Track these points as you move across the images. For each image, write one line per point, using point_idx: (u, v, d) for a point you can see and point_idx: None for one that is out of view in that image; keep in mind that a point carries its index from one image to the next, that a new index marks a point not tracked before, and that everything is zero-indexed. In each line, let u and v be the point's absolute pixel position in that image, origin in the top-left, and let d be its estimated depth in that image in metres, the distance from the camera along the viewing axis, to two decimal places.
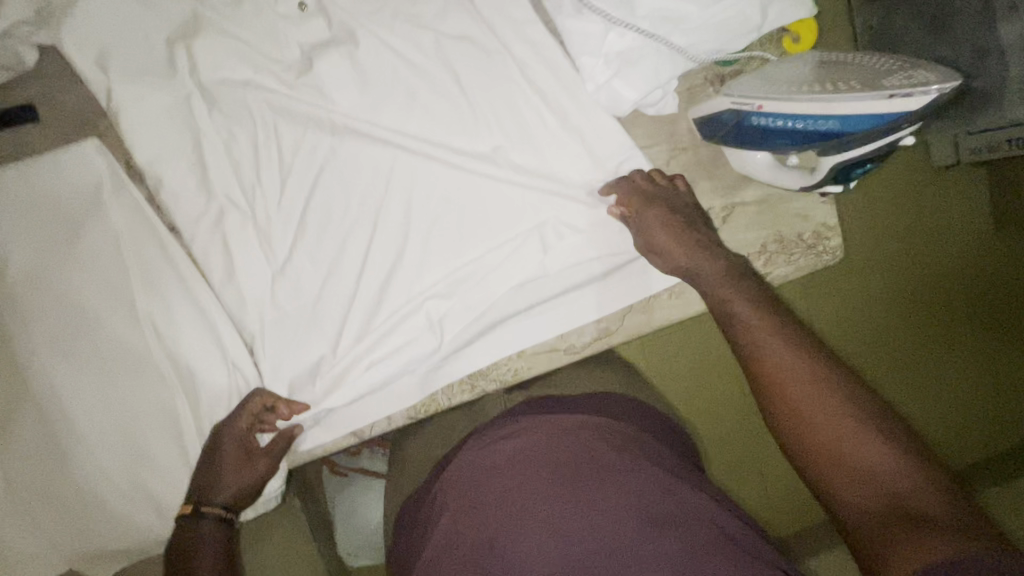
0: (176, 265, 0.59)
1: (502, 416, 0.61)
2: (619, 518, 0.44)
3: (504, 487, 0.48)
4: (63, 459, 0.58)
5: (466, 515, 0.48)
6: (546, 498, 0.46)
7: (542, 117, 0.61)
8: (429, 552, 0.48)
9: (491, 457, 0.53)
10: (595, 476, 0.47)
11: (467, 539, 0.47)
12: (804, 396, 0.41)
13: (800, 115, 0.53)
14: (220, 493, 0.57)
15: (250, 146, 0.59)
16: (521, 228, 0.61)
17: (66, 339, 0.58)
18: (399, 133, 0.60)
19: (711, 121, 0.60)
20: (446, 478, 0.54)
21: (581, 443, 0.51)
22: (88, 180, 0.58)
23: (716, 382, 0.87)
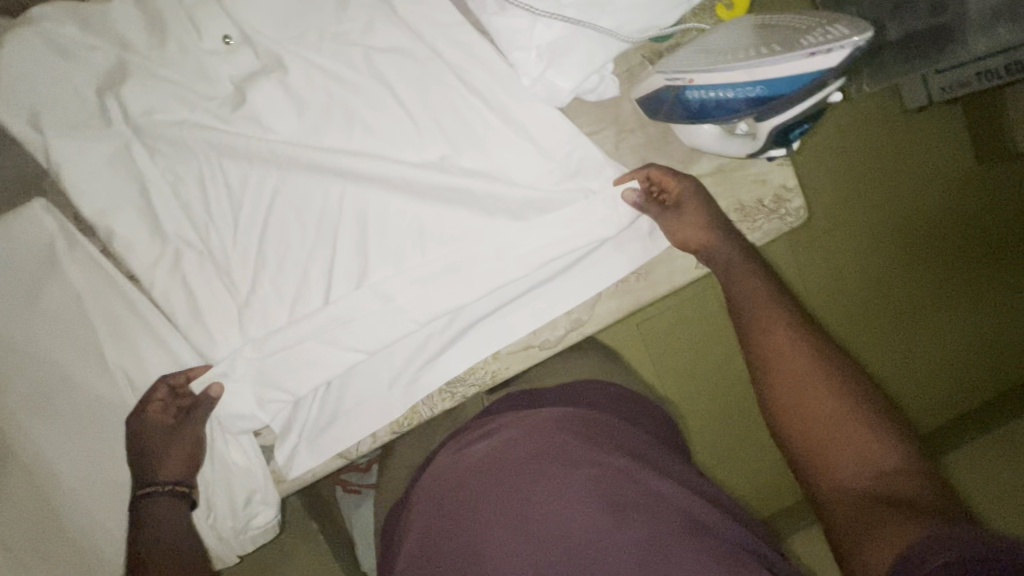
0: (139, 312, 0.59)
1: (482, 416, 0.62)
2: (586, 511, 0.44)
3: (476, 489, 0.48)
4: (55, 517, 0.59)
5: (439, 522, 0.48)
6: (517, 496, 0.46)
7: (484, 118, 0.61)
8: (399, 561, 0.49)
9: (466, 458, 0.53)
10: (564, 473, 0.47)
11: (439, 545, 0.46)
12: (808, 388, 0.46)
13: (732, 85, 0.53)
14: (161, 473, 0.56)
15: (196, 185, 0.58)
16: (479, 231, 0.61)
17: (43, 399, 0.58)
18: (345, 151, 0.59)
19: (651, 100, 0.60)
20: (423, 484, 0.54)
21: (548, 434, 0.52)
22: (41, 239, 0.58)
23: (704, 358, 0.86)
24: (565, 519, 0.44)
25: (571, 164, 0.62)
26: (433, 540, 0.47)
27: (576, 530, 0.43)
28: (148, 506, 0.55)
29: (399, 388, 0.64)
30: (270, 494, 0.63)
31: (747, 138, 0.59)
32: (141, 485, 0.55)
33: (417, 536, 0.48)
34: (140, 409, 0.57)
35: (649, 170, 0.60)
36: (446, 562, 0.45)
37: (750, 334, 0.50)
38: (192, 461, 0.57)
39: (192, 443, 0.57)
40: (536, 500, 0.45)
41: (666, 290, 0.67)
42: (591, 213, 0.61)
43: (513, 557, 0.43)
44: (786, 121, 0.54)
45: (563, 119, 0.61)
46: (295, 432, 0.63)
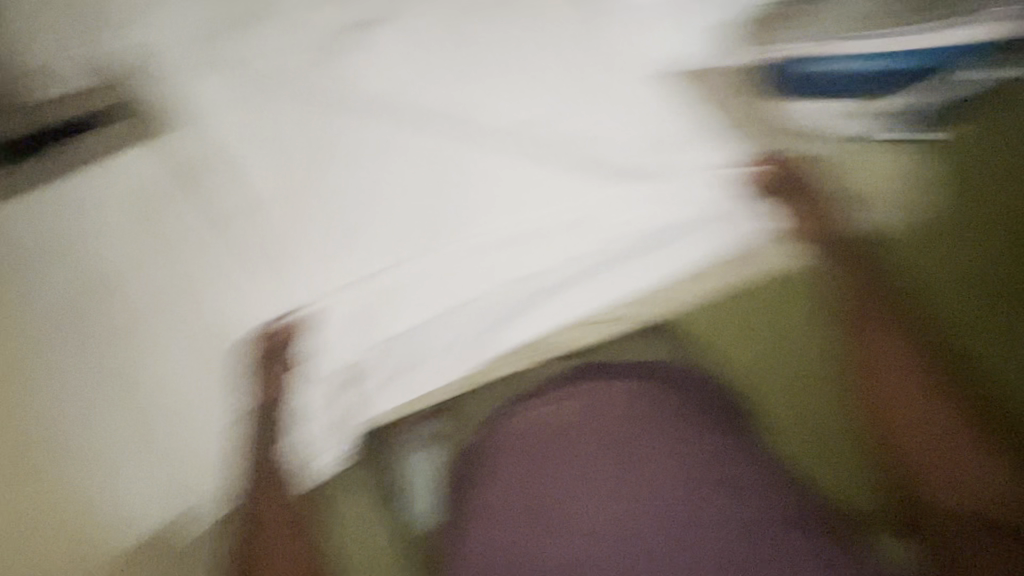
0: (223, 246, 0.61)
1: (553, 381, 0.62)
2: (655, 505, 0.55)
3: (567, 469, 0.56)
4: (98, 450, 0.57)
5: (527, 485, 0.57)
6: (607, 475, 0.56)
7: (575, 90, 0.63)
8: (474, 511, 0.58)
9: (544, 427, 0.59)
10: (648, 458, 0.56)
11: (528, 501, 0.56)
12: (897, 386, 0.63)
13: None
14: (260, 399, 0.59)
15: (302, 137, 0.63)
16: (565, 196, 0.60)
17: (129, 322, 0.59)
18: (433, 120, 0.63)
19: (758, 75, 0.62)
20: (502, 440, 0.60)
21: (631, 417, 0.58)
22: (151, 182, 0.63)
23: (807, 362, 0.72)
24: (646, 483, 0.56)
25: (661, 136, 0.61)
26: (526, 492, 0.56)
27: (653, 509, 0.55)
28: (251, 428, 0.59)
29: (463, 349, 0.60)
30: (327, 444, 0.61)
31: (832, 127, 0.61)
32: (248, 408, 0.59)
33: (501, 489, 0.58)
34: (247, 339, 0.59)
35: (761, 160, 0.63)
36: (536, 507, 0.56)
37: None
38: (285, 392, 0.59)
39: (284, 377, 0.58)
40: (621, 469, 0.56)
41: (750, 277, 0.64)
42: (670, 192, 0.60)
43: (597, 517, 0.55)
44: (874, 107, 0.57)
45: (643, 103, 0.62)
46: (362, 380, 0.62)
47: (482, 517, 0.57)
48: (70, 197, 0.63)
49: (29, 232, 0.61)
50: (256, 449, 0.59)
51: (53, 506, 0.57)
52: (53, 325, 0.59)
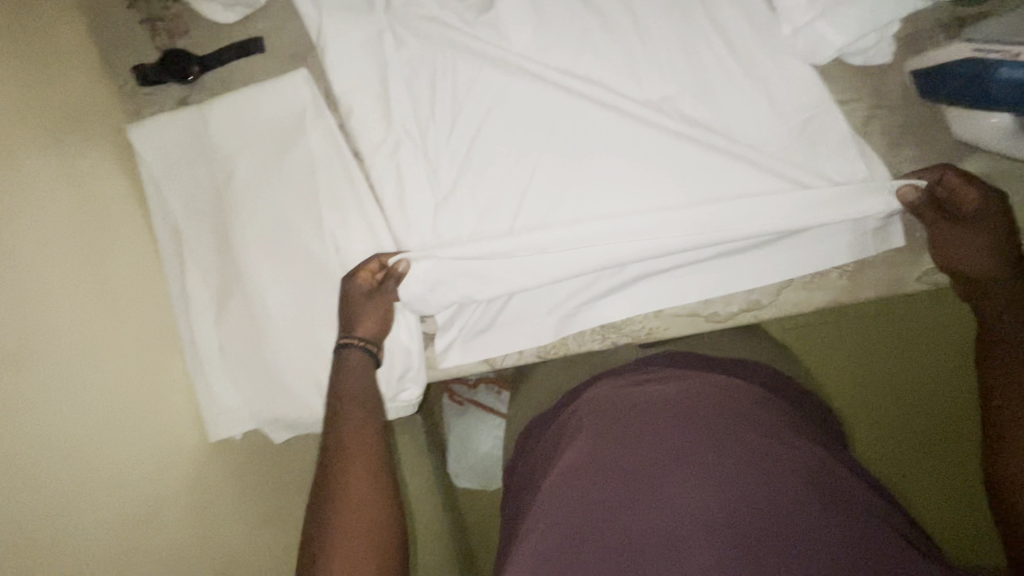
0: (356, 188, 0.67)
1: (638, 363, 0.63)
2: (764, 487, 0.43)
3: (653, 423, 0.50)
4: (259, 338, 0.71)
5: (610, 436, 0.51)
6: (700, 443, 0.47)
7: (723, 65, 0.57)
8: (557, 464, 0.51)
9: (633, 400, 0.55)
10: (754, 439, 0.47)
11: (611, 461, 0.48)
12: None
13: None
14: (356, 330, 0.61)
15: (429, 83, 0.63)
16: (681, 183, 0.58)
17: (271, 244, 0.69)
18: (572, 74, 0.60)
19: (939, 73, 0.50)
20: (583, 408, 0.57)
21: (726, 399, 0.52)
22: (294, 107, 0.67)
23: (873, 366, 0.84)
24: (754, 485, 0.43)
25: (806, 130, 0.56)
26: (606, 456, 0.49)
27: (763, 498, 0.43)
28: (344, 356, 0.60)
29: (556, 317, 0.66)
30: (420, 374, 0.69)
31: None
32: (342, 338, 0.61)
33: (582, 447, 0.51)
34: (351, 273, 0.62)
35: (943, 172, 0.53)
36: (617, 484, 0.46)
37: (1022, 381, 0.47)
38: (383, 326, 0.63)
39: (385, 312, 0.63)
40: (721, 454, 0.45)
41: (869, 297, 0.61)
42: (826, 190, 0.55)
43: (691, 485, 0.44)
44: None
45: (816, 79, 0.55)
46: (455, 327, 0.68)
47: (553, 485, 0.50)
48: (222, 111, 0.67)
49: (189, 142, 0.69)
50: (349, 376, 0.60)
51: (202, 381, 0.73)
52: (208, 233, 0.71)
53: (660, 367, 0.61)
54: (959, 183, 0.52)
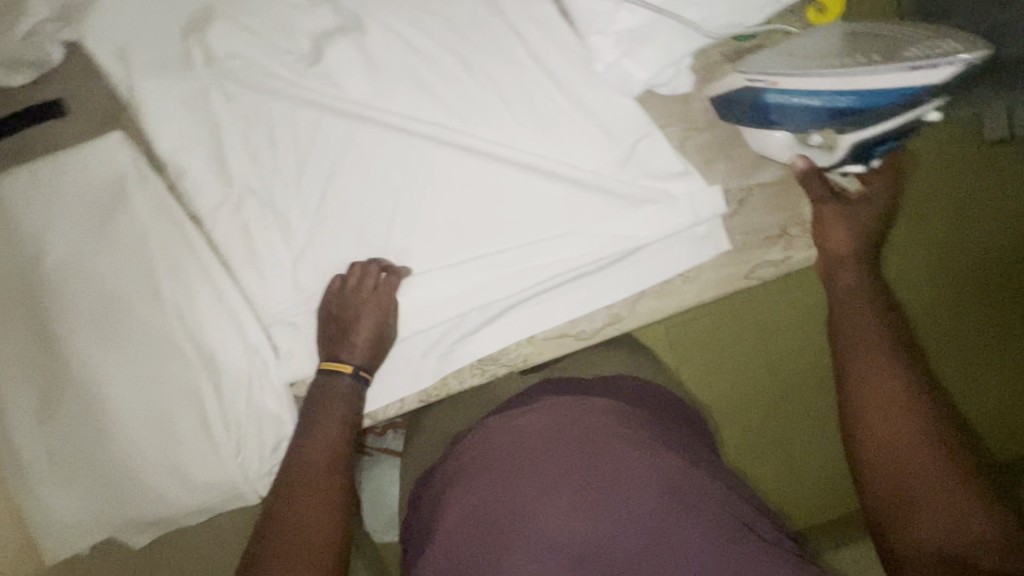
0: (197, 252, 0.61)
1: (520, 396, 0.65)
2: (626, 519, 0.46)
3: (532, 458, 0.50)
4: (99, 434, 0.63)
5: (494, 482, 0.50)
6: (576, 475, 0.48)
7: (553, 100, 0.61)
8: (443, 519, 0.51)
9: (516, 432, 0.55)
10: (624, 466, 0.49)
11: (491, 510, 0.48)
12: (892, 411, 0.49)
13: (812, 94, 0.53)
14: (357, 357, 0.59)
15: (267, 135, 0.60)
16: (535, 215, 0.62)
17: (103, 327, 0.61)
18: (414, 118, 0.60)
19: (727, 100, 0.58)
20: (466, 449, 0.57)
21: (602, 423, 0.54)
22: (111, 171, 0.59)
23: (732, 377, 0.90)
24: (616, 519, 0.46)
25: (636, 153, 0.61)
26: (487, 497, 0.49)
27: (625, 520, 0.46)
28: (331, 381, 0.59)
29: (434, 358, 0.65)
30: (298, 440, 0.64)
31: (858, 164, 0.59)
32: (342, 362, 0.59)
33: (465, 500, 0.50)
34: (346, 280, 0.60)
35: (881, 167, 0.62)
36: (490, 539, 0.46)
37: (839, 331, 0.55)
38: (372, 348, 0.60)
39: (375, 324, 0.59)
40: (590, 494, 0.47)
41: (712, 297, 0.66)
42: (651, 209, 0.61)
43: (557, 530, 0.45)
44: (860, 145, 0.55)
45: (636, 107, 0.61)
46: None
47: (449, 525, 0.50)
48: (20, 184, 0.59)
49: None
50: (330, 404, 0.58)
51: (30, 496, 0.62)
52: (18, 322, 0.61)
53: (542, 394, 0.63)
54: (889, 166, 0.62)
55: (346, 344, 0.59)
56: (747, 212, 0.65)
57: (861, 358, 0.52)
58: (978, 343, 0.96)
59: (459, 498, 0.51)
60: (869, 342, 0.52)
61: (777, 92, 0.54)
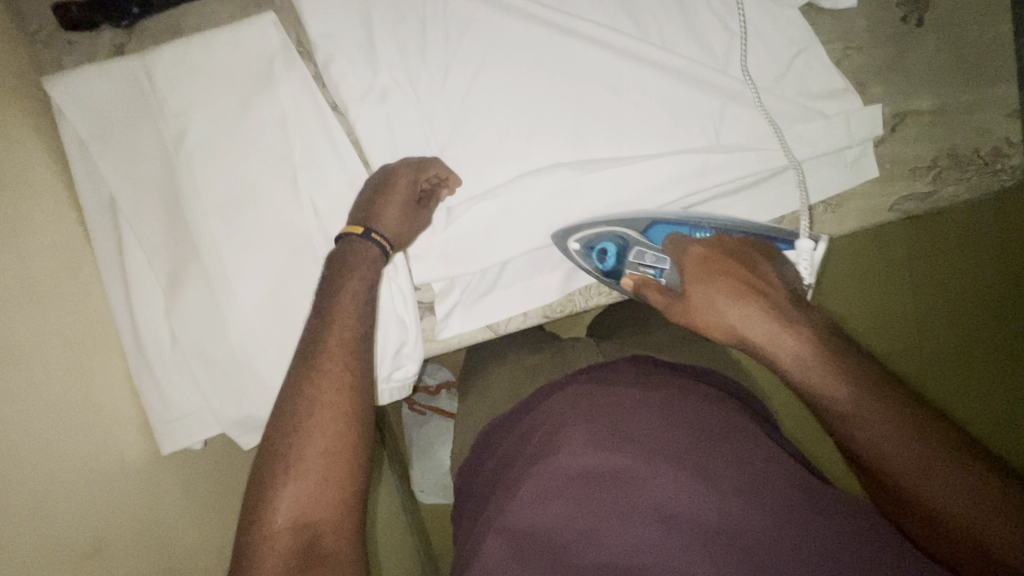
0: (336, 144, 0.60)
1: (603, 367, 0.68)
2: (752, 482, 0.45)
3: (639, 425, 0.51)
4: (222, 323, 0.62)
5: (601, 443, 0.49)
6: (688, 445, 0.48)
7: (710, 8, 0.59)
8: (526, 483, 0.49)
9: (615, 399, 0.55)
10: (742, 442, 0.49)
11: (601, 468, 0.47)
12: (929, 486, 0.38)
13: (637, 229, 0.61)
14: (383, 224, 0.55)
15: (419, 28, 0.59)
16: (685, 125, 0.60)
17: (233, 214, 0.61)
18: (568, 16, 0.59)
19: (592, 240, 0.60)
20: (563, 399, 0.57)
21: (704, 405, 0.54)
22: (261, 54, 0.59)
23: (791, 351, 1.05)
24: (737, 479, 0.45)
25: (795, 67, 0.60)
26: (606, 454, 0.48)
27: (758, 495, 0.44)
28: (354, 243, 0.54)
29: (562, 274, 0.64)
30: (418, 350, 0.63)
31: (668, 265, 0.59)
32: (357, 224, 0.54)
33: (574, 456, 0.48)
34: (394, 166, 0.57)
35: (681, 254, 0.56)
36: (601, 487, 0.47)
37: (826, 418, 0.42)
38: (405, 228, 0.56)
39: (403, 201, 0.56)
40: (705, 458, 0.47)
41: (851, 228, 0.64)
42: (811, 125, 0.59)
43: (677, 492, 0.45)
44: (675, 245, 0.57)
45: (800, 19, 0.59)
46: (456, 292, 0.64)
47: (544, 474, 0.48)
48: (169, 59, 0.58)
49: (126, 96, 0.59)
50: (356, 270, 0.53)
51: (154, 379, 0.62)
52: (154, 204, 0.60)
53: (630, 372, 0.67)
54: (733, 245, 0.55)
55: (375, 210, 0.55)
56: (900, 139, 0.62)
57: (856, 428, 0.40)
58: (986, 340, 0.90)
59: (563, 446, 0.49)
60: (847, 406, 0.41)
61: (604, 241, 0.60)
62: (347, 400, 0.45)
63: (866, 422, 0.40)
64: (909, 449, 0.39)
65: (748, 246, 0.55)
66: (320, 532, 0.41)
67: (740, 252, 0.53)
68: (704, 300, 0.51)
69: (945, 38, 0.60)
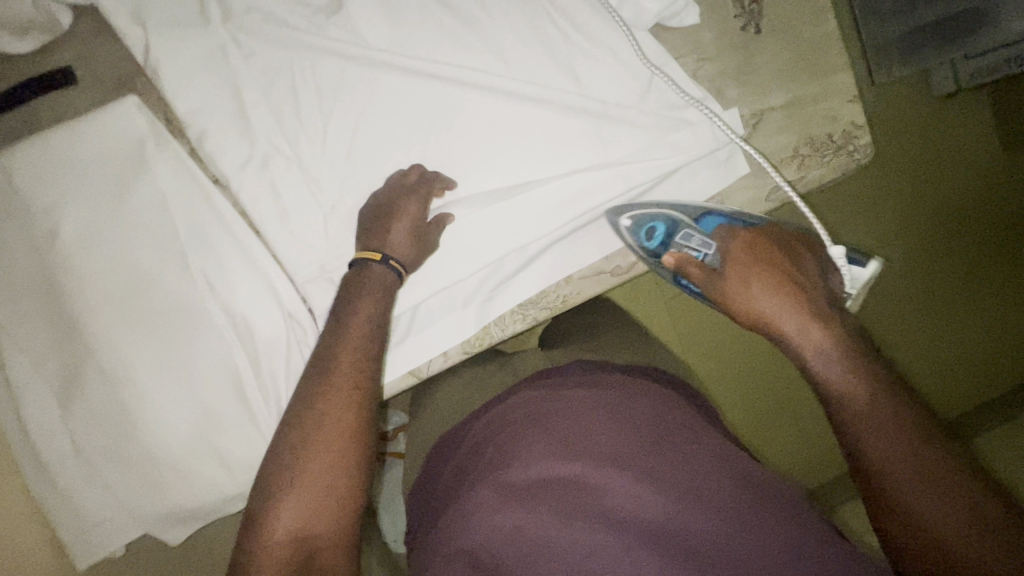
0: (224, 218, 0.59)
1: (554, 370, 0.71)
2: (694, 482, 0.48)
3: (603, 433, 0.53)
4: (127, 421, 0.59)
5: (567, 452, 0.51)
6: (649, 454, 0.51)
7: (569, 38, 0.62)
8: (493, 484, 0.51)
9: (584, 403, 0.58)
10: (691, 447, 0.52)
11: (563, 476, 0.49)
12: (898, 460, 0.44)
13: (688, 216, 0.64)
14: (397, 250, 0.57)
15: (289, 92, 0.59)
16: (567, 150, 0.63)
17: (124, 306, 0.58)
18: (435, 62, 0.61)
19: (643, 225, 0.63)
20: (527, 406, 0.60)
21: (658, 411, 0.58)
22: (129, 139, 0.58)
23: (725, 340, 1.08)
24: (682, 478, 0.49)
25: (655, 82, 0.63)
26: (566, 460, 0.50)
27: (701, 492, 0.47)
28: (370, 271, 0.56)
29: (474, 308, 0.65)
30: None
31: (712, 250, 0.62)
32: (373, 251, 0.57)
33: (539, 467, 0.50)
34: (393, 188, 0.59)
35: (732, 241, 0.62)
36: (563, 491, 0.49)
37: (823, 392, 0.51)
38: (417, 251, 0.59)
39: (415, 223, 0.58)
40: (659, 465, 0.50)
41: None
42: (682, 133, 0.63)
43: (624, 500, 0.47)
44: (723, 233, 0.63)
45: (652, 40, 0.63)
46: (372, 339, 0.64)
47: (504, 486, 0.50)
48: (29, 160, 0.56)
49: None
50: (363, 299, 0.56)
51: (62, 491, 0.59)
52: (34, 309, 0.57)
53: (574, 373, 0.69)
54: (767, 241, 0.61)
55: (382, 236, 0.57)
56: (760, 136, 0.67)
57: (850, 406, 0.48)
58: (973, 303, 1.08)
59: (526, 457, 0.52)
60: (851, 386, 0.49)
61: (655, 219, 0.63)
62: (349, 426, 0.49)
63: (864, 402, 0.48)
64: (896, 433, 0.45)
65: (798, 244, 0.62)
66: (317, 547, 0.45)
67: (775, 249, 0.60)
68: (739, 285, 0.59)
69: (784, 40, 0.66)
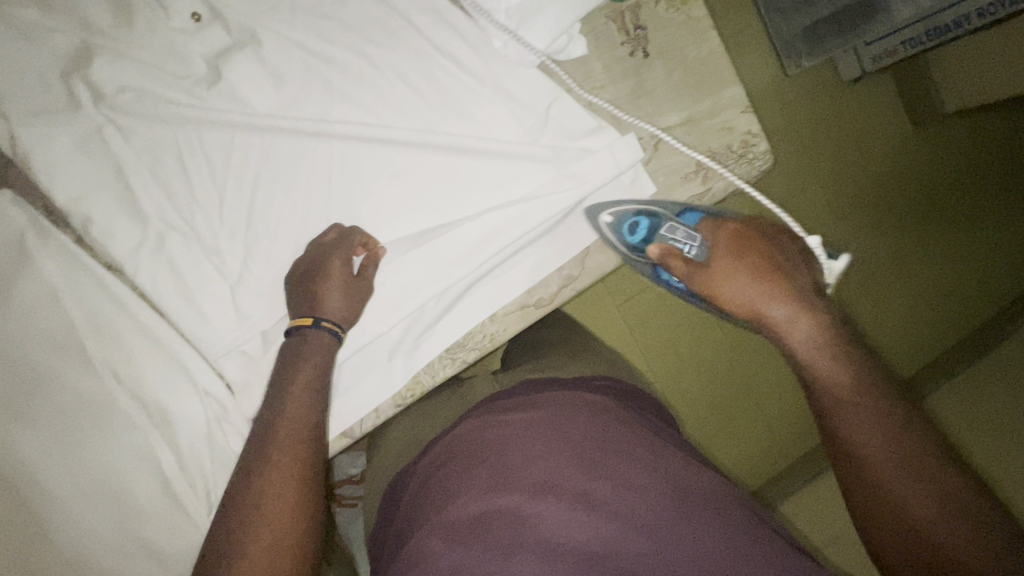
0: (122, 301, 0.57)
1: (506, 392, 0.71)
2: (634, 503, 0.48)
3: (549, 455, 0.52)
4: (37, 530, 0.55)
5: (504, 484, 0.50)
6: (597, 474, 0.50)
7: (461, 81, 0.62)
8: (446, 520, 0.49)
9: (532, 425, 0.57)
10: (635, 463, 0.51)
11: (505, 508, 0.48)
12: (871, 451, 0.46)
13: (670, 211, 0.65)
14: (326, 312, 0.56)
15: (177, 166, 0.58)
16: (474, 192, 0.63)
17: (20, 409, 0.55)
18: (327, 120, 0.60)
19: (621, 222, 0.64)
20: (468, 437, 0.59)
21: (601, 426, 0.57)
22: (9, 234, 0.56)
23: (676, 341, 1.09)
24: (626, 496, 0.49)
25: (552, 115, 0.63)
26: (509, 491, 0.49)
27: (635, 512, 0.47)
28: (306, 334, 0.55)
29: (402, 358, 0.64)
30: None
31: (698, 242, 0.62)
32: (305, 315, 0.56)
33: (480, 501, 0.49)
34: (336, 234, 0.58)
35: (719, 233, 0.62)
36: (509, 524, 0.47)
37: (806, 380, 0.51)
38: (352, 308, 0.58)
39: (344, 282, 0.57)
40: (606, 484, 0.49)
41: None
42: (584, 161, 0.63)
43: (567, 527, 0.47)
44: (706, 227, 0.63)
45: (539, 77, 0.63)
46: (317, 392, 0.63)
47: (447, 524, 0.48)
48: None
49: None
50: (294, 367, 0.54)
51: None
52: None
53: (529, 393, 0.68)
54: (750, 232, 0.61)
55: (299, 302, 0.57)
56: (662, 155, 0.68)
57: (830, 400, 0.49)
58: (940, 267, 1.11)
59: (470, 493, 0.50)
60: (832, 375, 0.50)
61: (636, 214, 0.63)
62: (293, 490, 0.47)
63: (841, 394, 0.48)
64: (873, 424, 0.46)
65: (779, 235, 0.61)
66: None
67: (761, 241, 0.60)
68: (724, 276, 0.58)
69: (671, 61, 0.68)
